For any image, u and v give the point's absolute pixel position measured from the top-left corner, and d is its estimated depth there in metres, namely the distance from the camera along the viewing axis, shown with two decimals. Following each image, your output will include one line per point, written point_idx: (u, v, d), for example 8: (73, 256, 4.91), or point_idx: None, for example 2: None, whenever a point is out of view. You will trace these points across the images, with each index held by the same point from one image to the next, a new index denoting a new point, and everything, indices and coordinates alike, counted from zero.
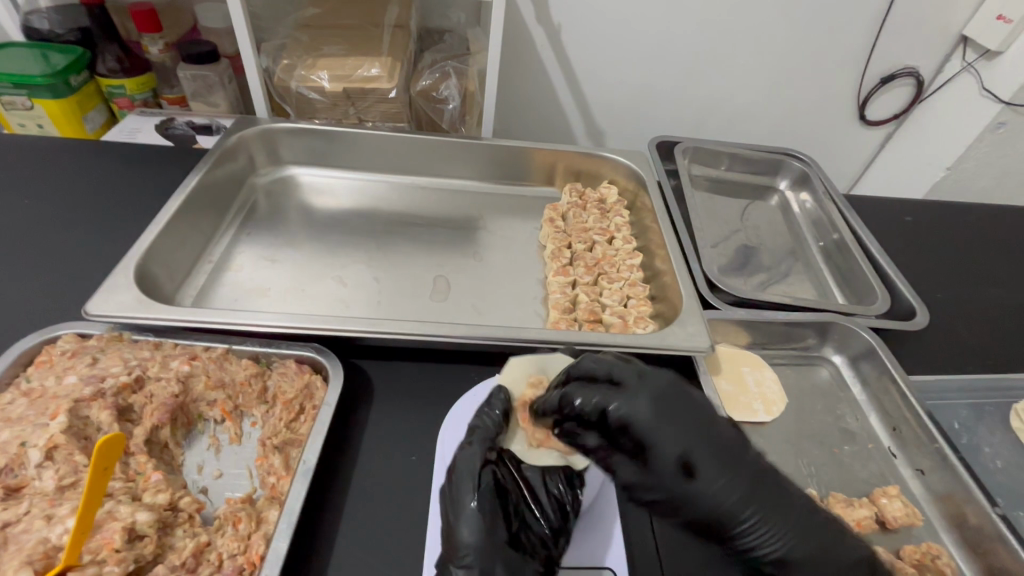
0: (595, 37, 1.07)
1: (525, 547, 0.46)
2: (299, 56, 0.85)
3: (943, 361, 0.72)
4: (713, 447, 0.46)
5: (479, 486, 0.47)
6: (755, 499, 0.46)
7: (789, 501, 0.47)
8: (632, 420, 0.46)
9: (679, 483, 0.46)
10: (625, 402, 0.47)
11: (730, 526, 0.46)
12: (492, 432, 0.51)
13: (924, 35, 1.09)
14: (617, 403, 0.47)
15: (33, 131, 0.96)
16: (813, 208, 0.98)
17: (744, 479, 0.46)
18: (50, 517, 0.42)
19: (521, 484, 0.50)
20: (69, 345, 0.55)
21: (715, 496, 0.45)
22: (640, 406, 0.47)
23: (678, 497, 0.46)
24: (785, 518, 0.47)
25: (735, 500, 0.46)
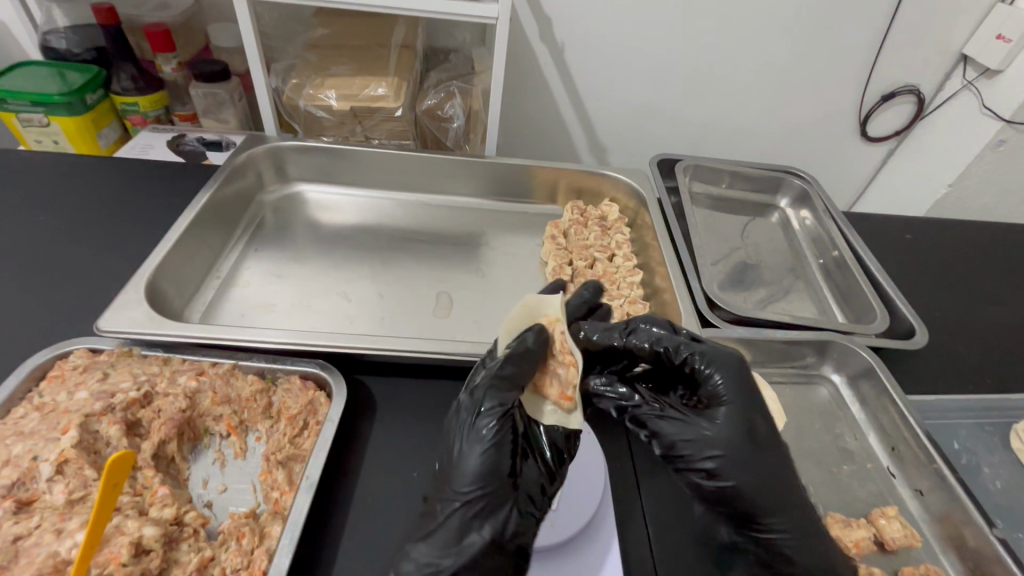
0: (597, 57, 1.09)
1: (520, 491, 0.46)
2: (308, 76, 0.87)
3: (942, 380, 0.72)
4: (731, 406, 0.49)
5: (497, 424, 0.46)
6: (751, 456, 0.48)
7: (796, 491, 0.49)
8: (712, 375, 0.50)
9: (695, 432, 0.49)
10: (711, 359, 0.51)
11: (734, 480, 0.47)
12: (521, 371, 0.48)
13: (923, 54, 1.10)
14: (699, 357, 0.51)
15: (48, 147, 0.99)
16: (812, 225, 0.99)
17: (768, 470, 0.48)
18: (60, 531, 0.43)
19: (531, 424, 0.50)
20: (80, 360, 0.57)
21: (721, 447, 0.48)
22: (733, 363, 0.51)
23: (688, 444, 0.48)
24: (770, 470, 0.48)
25: (739, 455, 0.48)
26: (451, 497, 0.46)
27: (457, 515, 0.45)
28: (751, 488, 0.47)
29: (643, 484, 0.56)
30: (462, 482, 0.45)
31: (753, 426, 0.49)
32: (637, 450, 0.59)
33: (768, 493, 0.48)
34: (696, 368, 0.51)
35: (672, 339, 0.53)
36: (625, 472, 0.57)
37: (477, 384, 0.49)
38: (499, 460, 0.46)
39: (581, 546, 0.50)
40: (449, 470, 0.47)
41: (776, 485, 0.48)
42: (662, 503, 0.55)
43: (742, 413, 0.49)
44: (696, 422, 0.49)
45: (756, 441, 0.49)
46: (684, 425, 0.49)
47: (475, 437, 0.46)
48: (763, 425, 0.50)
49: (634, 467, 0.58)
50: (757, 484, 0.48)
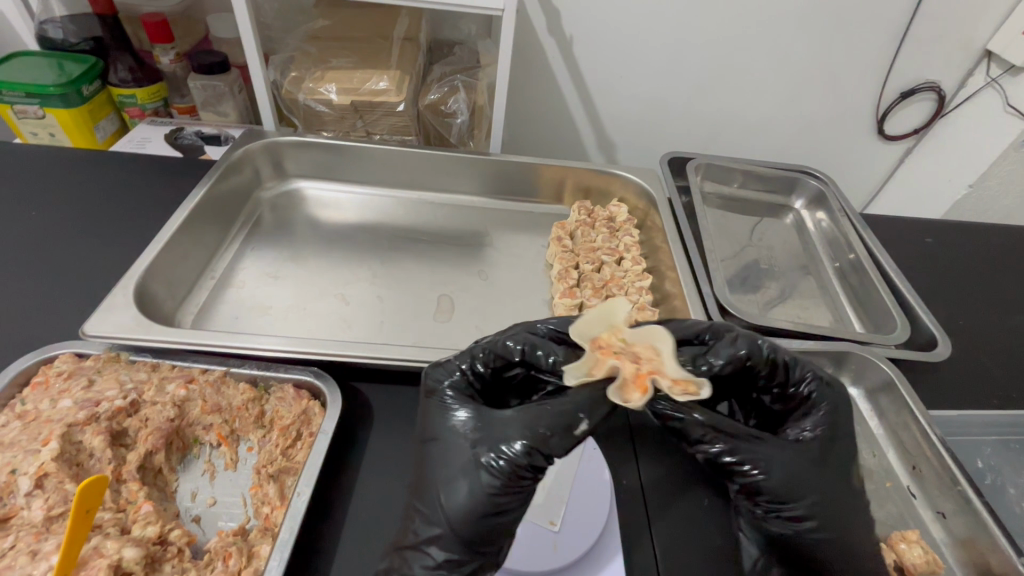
0: (607, 50, 1.05)
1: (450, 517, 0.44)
2: (308, 69, 0.84)
3: (965, 395, 0.69)
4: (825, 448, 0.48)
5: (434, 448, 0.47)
6: (837, 491, 0.46)
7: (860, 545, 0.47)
8: (815, 414, 0.50)
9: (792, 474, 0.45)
10: (816, 402, 0.51)
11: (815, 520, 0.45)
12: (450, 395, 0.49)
13: (946, 49, 1.06)
14: (799, 383, 0.51)
15: (44, 140, 0.97)
16: (829, 227, 0.95)
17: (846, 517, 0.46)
18: (35, 553, 0.41)
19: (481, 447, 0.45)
20: (65, 365, 0.54)
21: (811, 491, 0.45)
22: (829, 406, 0.50)
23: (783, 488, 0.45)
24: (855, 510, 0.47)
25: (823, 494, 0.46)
26: (423, 509, 0.45)
27: (427, 528, 0.44)
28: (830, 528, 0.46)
29: (653, 515, 0.53)
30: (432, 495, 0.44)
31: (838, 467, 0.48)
32: (647, 476, 0.56)
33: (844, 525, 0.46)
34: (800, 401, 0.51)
35: (790, 365, 0.51)
36: (634, 500, 0.54)
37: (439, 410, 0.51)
38: (479, 484, 0.43)
39: (589, 564, 0.48)
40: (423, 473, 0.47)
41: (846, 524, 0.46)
42: (673, 535, 0.52)
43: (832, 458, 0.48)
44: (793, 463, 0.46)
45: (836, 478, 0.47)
46: (782, 466, 0.45)
47: (443, 448, 0.46)
48: (847, 458, 0.49)
49: (644, 496, 0.54)
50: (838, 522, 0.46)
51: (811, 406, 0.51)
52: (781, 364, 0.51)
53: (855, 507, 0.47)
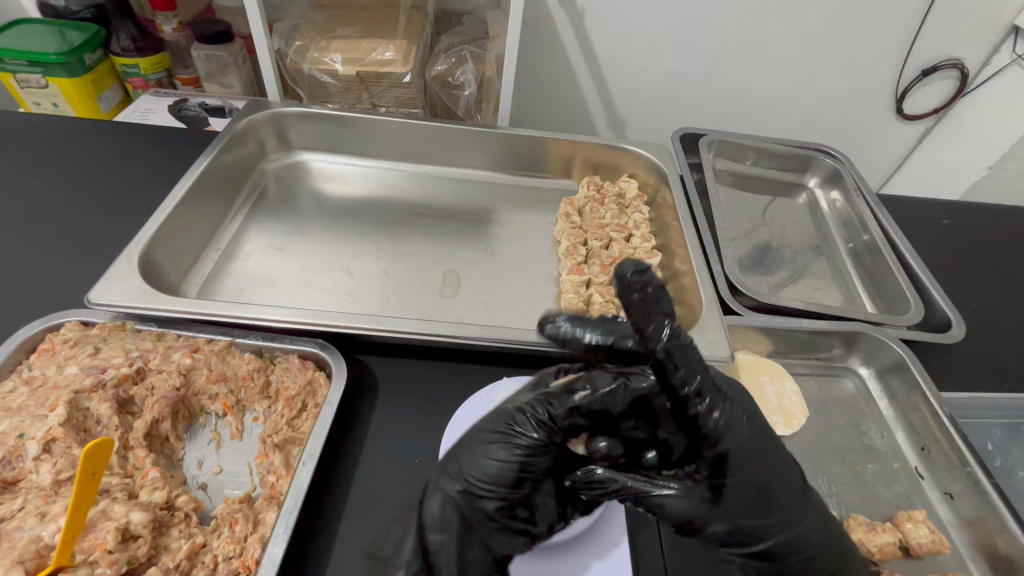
0: (620, 23, 1.02)
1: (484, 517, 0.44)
2: (313, 38, 0.82)
3: (978, 378, 0.68)
4: (744, 462, 0.43)
5: (479, 462, 0.44)
6: (757, 455, 0.43)
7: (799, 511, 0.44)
8: (715, 413, 0.42)
9: (692, 505, 0.42)
10: (708, 392, 0.42)
11: (748, 534, 0.43)
12: (514, 416, 0.46)
13: (973, 24, 1.02)
14: (688, 374, 0.42)
15: (47, 110, 0.96)
16: (843, 207, 0.93)
17: (749, 480, 0.43)
18: (44, 515, 0.42)
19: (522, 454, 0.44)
20: (71, 333, 0.55)
21: (725, 511, 0.43)
22: (723, 392, 0.43)
23: (687, 515, 0.42)
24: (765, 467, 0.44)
25: (749, 503, 0.43)
26: (450, 506, 0.43)
27: (452, 543, 0.43)
28: (789, 519, 0.44)
29: None
30: (481, 501, 0.44)
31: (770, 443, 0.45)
32: None
33: (794, 505, 0.44)
34: (695, 399, 0.42)
35: (676, 343, 0.42)
36: None
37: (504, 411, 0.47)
38: (491, 484, 0.44)
39: (599, 546, 0.47)
40: (453, 466, 0.45)
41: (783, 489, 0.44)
42: None
43: (754, 444, 0.43)
44: (699, 493, 0.43)
45: (772, 452, 0.45)
46: (682, 498, 0.42)
47: (503, 464, 0.44)
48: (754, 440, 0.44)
49: None
50: (791, 506, 0.44)
51: (708, 405, 0.41)
52: (652, 336, 0.42)
53: (789, 470, 0.45)
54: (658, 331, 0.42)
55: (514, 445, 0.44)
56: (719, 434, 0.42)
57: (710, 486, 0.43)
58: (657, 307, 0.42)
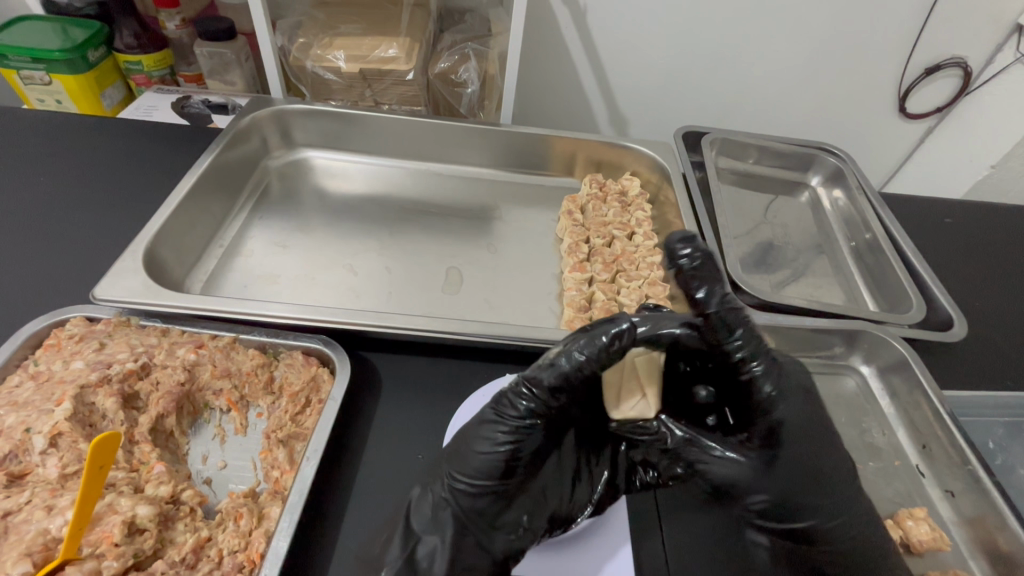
0: (622, 21, 1.02)
1: (473, 520, 0.43)
2: (316, 35, 0.82)
3: (979, 376, 0.68)
4: (797, 441, 0.47)
5: (469, 462, 0.44)
6: (816, 439, 0.48)
7: (852, 501, 0.47)
8: (765, 386, 0.48)
9: (739, 472, 0.48)
10: (762, 362, 0.48)
11: (792, 509, 0.47)
12: (489, 407, 0.46)
13: (978, 22, 1.01)
14: (739, 341, 0.48)
15: (51, 106, 0.96)
16: (845, 206, 0.93)
17: (801, 460, 0.47)
18: (50, 508, 0.42)
19: (506, 449, 0.44)
20: (76, 329, 0.55)
21: (775, 483, 0.47)
22: (777, 364, 0.49)
23: (730, 480, 0.48)
24: (825, 447, 0.48)
25: (799, 477, 0.47)
26: (441, 508, 0.44)
27: (443, 548, 0.42)
28: (834, 506, 0.47)
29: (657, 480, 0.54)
30: (472, 498, 0.43)
31: (824, 428, 0.49)
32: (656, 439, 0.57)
33: (838, 490, 0.47)
34: (749, 366, 0.48)
35: (728, 310, 0.48)
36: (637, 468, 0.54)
37: (484, 406, 0.48)
38: (474, 480, 0.44)
39: (612, 548, 0.48)
40: (442, 468, 0.45)
41: (839, 483, 0.48)
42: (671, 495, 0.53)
43: (807, 421, 0.48)
44: (753, 460, 0.48)
45: (823, 442, 0.49)
46: (733, 463, 0.48)
47: (489, 453, 0.44)
48: (822, 432, 0.49)
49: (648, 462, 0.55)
50: (833, 491, 0.47)
51: (761, 372, 0.47)
52: (705, 301, 0.48)
53: (839, 450, 0.49)
54: (709, 296, 0.48)
55: (492, 439, 0.44)
56: (770, 404, 0.47)
57: (763, 453, 0.48)
58: (711, 275, 0.49)
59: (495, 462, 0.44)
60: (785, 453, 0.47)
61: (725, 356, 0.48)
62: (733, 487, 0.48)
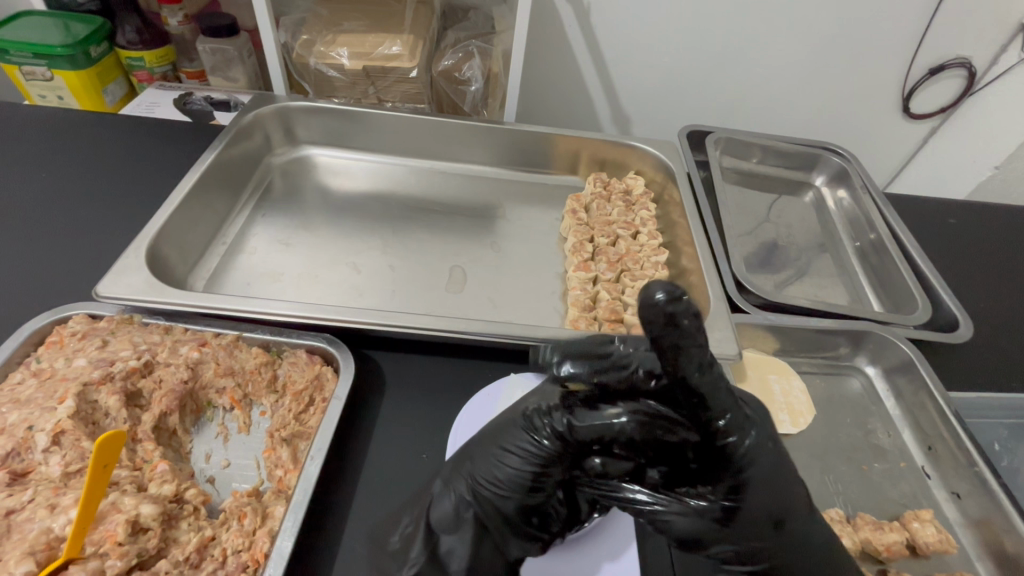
0: (626, 19, 1.02)
1: (493, 530, 0.43)
2: (319, 32, 0.81)
3: (984, 377, 0.68)
4: (761, 488, 0.40)
5: (495, 476, 0.42)
6: (783, 482, 0.41)
7: (811, 537, 0.42)
8: (736, 436, 0.39)
9: (701, 525, 0.40)
10: (733, 416, 0.39)
11: (756, 558, 0.41)
12: (522, 422, 0.43)
13: (983, 22, 1.01)
14: (718, 405, 0.38)
15: (53, 102, 0.96)
16: (850, 206, 0.93)
17: (767, 505, 0.40)
18: (54, 507, 0.42)
19: (535, 469, 0.42)
20: (79, 326, 0.55)
21: (734, 534, 0.40)
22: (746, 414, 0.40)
23: (692, 533, 0.41)
24: (790, 487, 0.41)
25: (760, 528, 0.40)
26: (464, 509, 0.43)
27: (462, 547, 0.43)
28: (798, 548, 0.42)
29: None
30: (495, 510, 0.42)
31: (790, 467, 0.42)
32: None
33: (799, 533, 0.42)
34: (722, 424, 0.38)
35: (707, 374, 0.36)
36: None
37: (516, 413, 0.45)
38: (497, 496, 0.42)
39: (614, 547, 0.48)
40: (466, 468, 0.44)
41: (806, 528, 0.42)
42: None
43: (774, 467, 0.40)
44: (711, 514, 0.40)
45: (788, 480, 0.41)
46: (694, 515, 0.40)
47: (516, 471, 0.42)
48: (787, 479, 0.41)
49: None
50: (799, 532, 0.42)
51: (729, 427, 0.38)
52: (686, 364, 0.35)
53: (801, 494, 0.42)
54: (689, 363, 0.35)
55: (523, 456, 0.42)
56: (744, 459, 0.39)
57: (725, 505, 0.40)
58: (695, 337, 0.35)
59: (521, 477, 0.42)
60: (749, 501, 0.40)
61: (698, 417, 0.38)
62: (693, 538, 0.41)
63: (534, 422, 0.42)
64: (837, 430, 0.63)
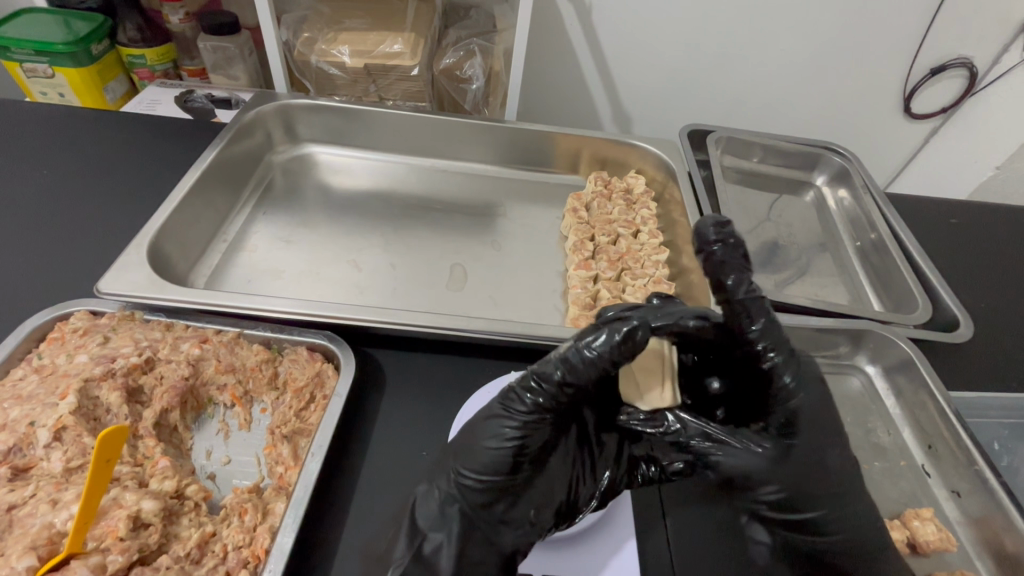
0: (627, 18, 1.02)
1: (481, 519, 0.43)
2: (321, 30, 0.81)
3: (985, 377, 0.67)
4: (811, 429, 0.47)
5: (478, 460, 0.43)
6: (831, 433, 0.48)
7: (851, 489, 0.47)
8: (788, 375, 0.47)
9: (754, 463, 0.46)
10: (782, 353, 0.47)
11: (803, 503, 0.46)
12: (495, 403, 0.46)
13: (985, 22, 1.01)
14: (763, 335, 0.46)
15: (54, 100, 0.96)
16: (851, 205, 0.93)
17: (815, 452, 0.46)
18: (56, 502, 0.42)
19: (514, 447, 0.44)
20: (80, 322, 0.55)
21: (789, 474, 0.46)
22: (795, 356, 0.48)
23: (746, 471, 0.46)
24: (831, 442, 0.47)
25: (808, 471, 0.46)
26: (449, 504, 0.44)
27: (451, 543, 0.42)
28: (837, 503, 0.46)
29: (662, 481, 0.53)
30: (479, 496, 0.43)
31: (834, 420, 0.49)
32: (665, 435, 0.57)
33: (840, 484, 0.47)
34: (767, 356, 0.47)
35: (752, 297, 0.47)
36: None
37: (490, 400, 0.47)
38: (478, 481, 0.43)
39: (613, 545, 0.48)
40: (449, 462, 0.45)
41: (851, 487, 0.47)
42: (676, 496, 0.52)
43: (820, 411, 0.48)
44: (768, 452, 0.46)
45: (833, 433, 0.48)
46: (752, 452, 0.46)
47: (496, 450, 0.43)
48: (832, 433, 0.48)
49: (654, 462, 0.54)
50: (843, 484, 0.47)
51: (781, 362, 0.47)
52: (689, 281, 0.44)
53: (846, 450, 0.49)
54: (738, 284, 0.46)
55: (500, 436, 0.44)
56: (791, 392, 0.46)
57: (781, 441, 0.47)
58: (737, 261, 0.47)
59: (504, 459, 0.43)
60: (793, 441, 0.46)
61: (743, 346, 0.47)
62: (748, 475, 0.46)
63: (509, 403, 0.45)
64: None
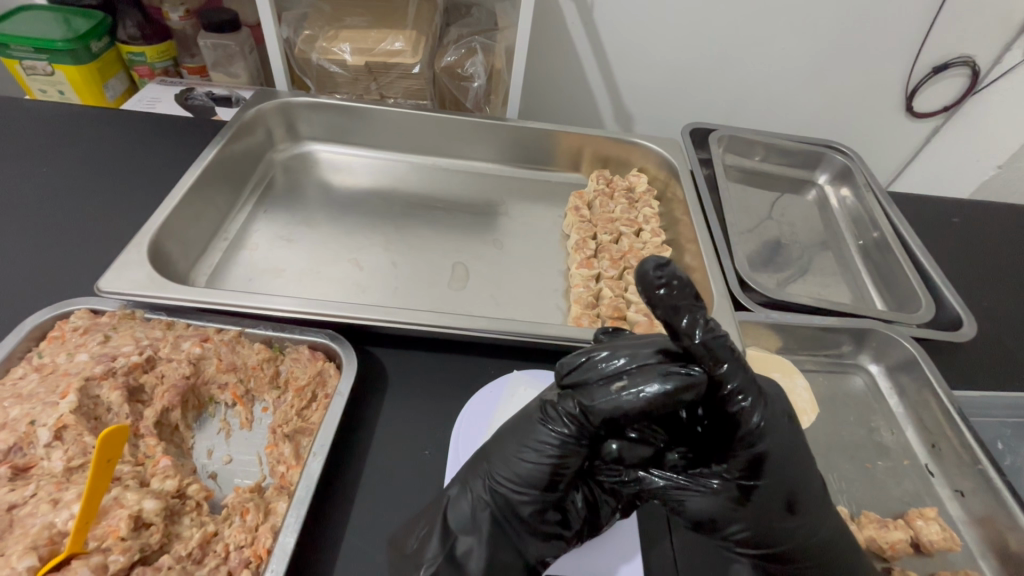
0: (629, 16, 1.01)
1: (516, 529, 0.43)
2: (321, 27, 0.81)
3: (987, 376, 0.67)
4: (780, 467, 0.42)
5: (514, 473, 0.43)
6: (800, 467, 0.43)
7: (825, 514, 0.45)
8: (755, 416, 0.41)
9: (716, 505, 0.43)
10: (746, 391, 0.42)
11: (778, 538, 0.44)
12: (536, 416, 0.44)
13: (988, 20, 1.00)
14: (729, 373, 0.41)
15: (53, 97, 0.95)
16: (853, 204, 0.92)
17: (781, 487, 0.43)
18: (56, 502, 0.41)
19: (550, 464, 0.42)
20: (81, 321, 0.54)
21: (752, 513, 0.43)
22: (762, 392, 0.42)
23: (709, 515, 0.43)
24: (806, 473, 0.44)
25: (775, 507, 0.43)
26: (481, 508, 0.43)
27: (480, 547, 0.42)
28: (813, 532, 0.44)
29: None
30: (514, 508, 0.43)
31: (805, 450, 0.44)
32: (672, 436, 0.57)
33: (811, 513, 0.44)
34: (736, 397, 0.41)
35: (714, 339, 0.41)
36: None
37: (530, 409, 0.46)
38: (512, 493, 0.43)
39: (621, 546, 0.49)
40: (482, 467, 0.45)
41: (825, 513, 0.45)
42: None
43: (790, 448, 0.43)
44: (727, 493, 0.43)
45: (802, 462, 0.44)
46: (712, 497, 0.43)
47: (534, 464, 0.43)
48: (803, 465, 0.44)
49: None
50: (812, 514, 0.44)
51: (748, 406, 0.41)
52: (687, 330, 0.40)
53: (817, 478, 0.45)
54: (693, 325, 0.40)
55: (537, 451, 0.43)
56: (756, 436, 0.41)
57: (743, 484, 0.43)
58: (690, 301, 0.40)
59: (540, 473, 0.43)
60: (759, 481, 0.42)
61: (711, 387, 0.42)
62: (707, 519, 0.43)
63: (548, 416, 0.44)
64: (841, 428, 0.63)
